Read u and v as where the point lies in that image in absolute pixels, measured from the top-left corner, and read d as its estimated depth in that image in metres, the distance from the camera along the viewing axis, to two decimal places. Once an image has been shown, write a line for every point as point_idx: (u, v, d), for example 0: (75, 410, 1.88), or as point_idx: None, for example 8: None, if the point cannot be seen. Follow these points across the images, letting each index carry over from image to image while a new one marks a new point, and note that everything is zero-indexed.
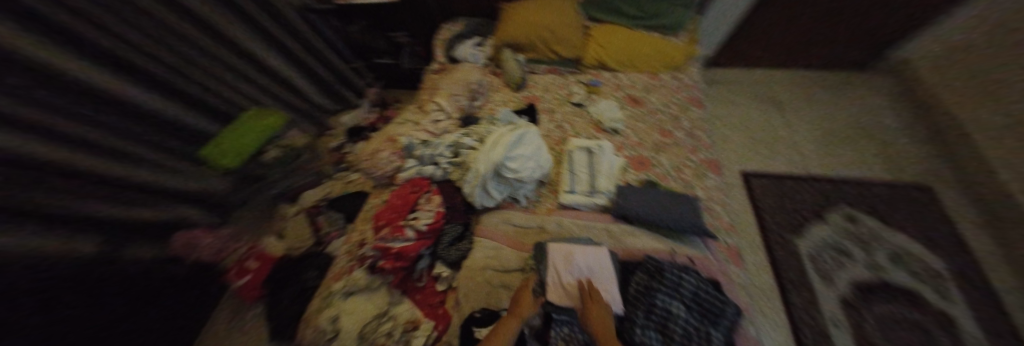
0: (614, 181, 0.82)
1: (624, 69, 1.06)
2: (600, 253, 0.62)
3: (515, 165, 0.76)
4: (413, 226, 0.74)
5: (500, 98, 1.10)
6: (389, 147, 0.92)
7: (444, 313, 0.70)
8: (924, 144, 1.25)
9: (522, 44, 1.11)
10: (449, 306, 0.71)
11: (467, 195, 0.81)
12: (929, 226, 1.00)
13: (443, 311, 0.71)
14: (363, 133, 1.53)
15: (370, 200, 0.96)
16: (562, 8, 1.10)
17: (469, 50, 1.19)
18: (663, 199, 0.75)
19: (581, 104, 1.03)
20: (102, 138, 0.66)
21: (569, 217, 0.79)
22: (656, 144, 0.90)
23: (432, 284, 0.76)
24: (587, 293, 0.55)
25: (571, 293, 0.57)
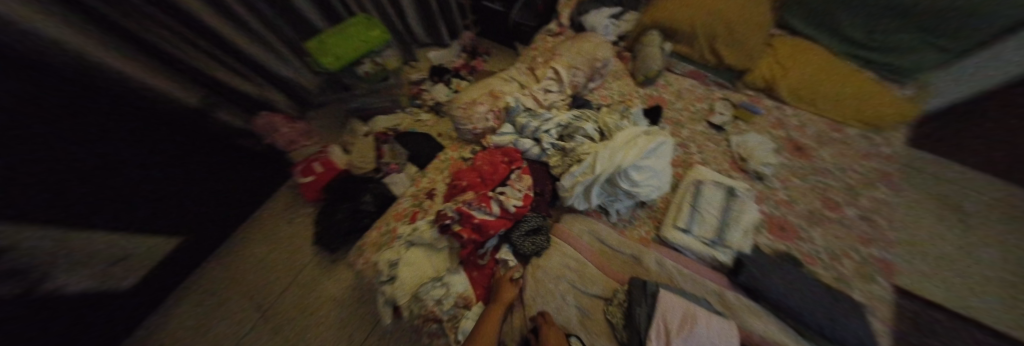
0: (748, 240, 0.64)
1: (795, 104, 0.83)
2: (725, 334, 0.47)
3: (638, 177, 0.61)
4: (500, 200, 0.63)
5: (620, 88, 0.92)
6: (489, 102, 0.82)
7: (494, 305, 0.59)
8: None
9: (675, 31, 0.91)
10: (506, 296, 0.61)
11: (562, 188, 0.69)
12: None
13: (496, 302, 0.59)
14: (445, 76, 1.45)
15: (447, 151, 0.90)
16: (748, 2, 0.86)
17: (603, 20, 1.00)
18: (821, 293, 0.56)
19: (720, 129, 0.83)
20: None
21: (672, 259, 0.64)
22: (814, 215, 0.69)
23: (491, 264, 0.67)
24: (541, 326, 0.54)
25: None
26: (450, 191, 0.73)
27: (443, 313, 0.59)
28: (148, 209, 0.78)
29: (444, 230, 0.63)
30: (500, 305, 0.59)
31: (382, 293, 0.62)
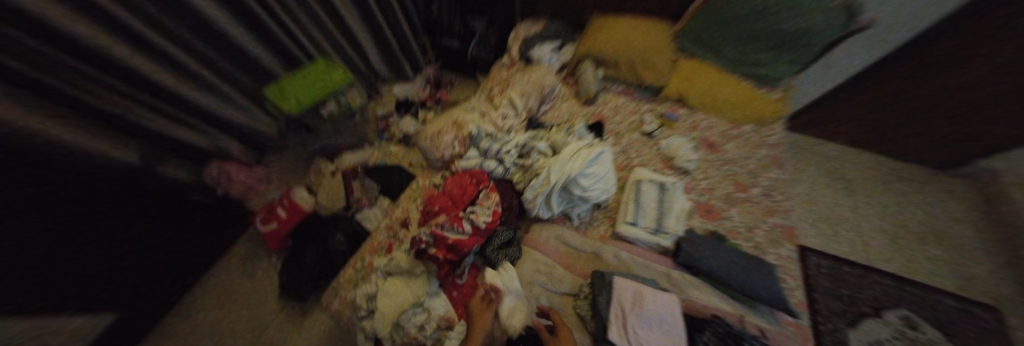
0: (682, 224, 0.77)
1: (703, 109, 1.03)
2: (666, 306, 0.56)
3: (587, 183, 0.73)
4: (470, 219, 0.69)
5: (568, 108, 1.07)
6: (454, 131, 0.90)
7: (473, 309, 0.63)
8: None
9: (606, 59, 1.09)
10: (478, 313, 0.62)
11: (526, 201, 0.77)
12: None
13: (475, 306, 0.63)
14: (411, 108, 1.51)
15: (418, 179, 0.95)
16: (659, 35, 1.08)
17: (547, 51, 1.16)
18: (739, 258, 0.71)
19: (651, 135, 0.99)
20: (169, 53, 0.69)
21: (626, 250, 0.73)
22: (729, 196, 0.86)
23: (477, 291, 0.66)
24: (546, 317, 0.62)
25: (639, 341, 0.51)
26: (423, 217, 0.76)
27: (426, 337, 0.61)
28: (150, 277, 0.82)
29: (421, 256, 0.66)
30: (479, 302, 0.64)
31: (362, 327, 0.64)
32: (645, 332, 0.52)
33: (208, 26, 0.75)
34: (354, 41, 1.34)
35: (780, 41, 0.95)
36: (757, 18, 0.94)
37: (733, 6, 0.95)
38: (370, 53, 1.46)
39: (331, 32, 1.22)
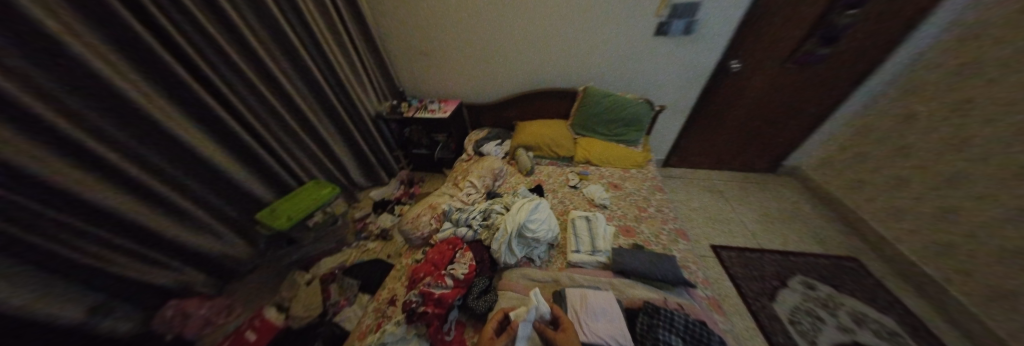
0: (610, 243, 1.05)
1: (603, 165, 1.53)
2: (603, 299, 0.77)
3: (534, 226, 1.00)
4: (451, 274, 0.87)
5: (514, 180, 1.46)
6: (430, 212, 1.16)
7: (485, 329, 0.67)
8: (843, 225, 1.56)
9: (532, 145, 1.62)
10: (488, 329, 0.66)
11: (494, 251, 0.99)
12: (878, 297, 1.19)
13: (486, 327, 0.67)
14: (388, 205, 1.75)
15: (401, 260, 1.10)
16: (558, 127, 1.69)
17: (492, 147, 1.66)
18: (650, 256, 0.96)
19: (576, 186, 1.39)
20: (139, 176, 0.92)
21: (579, 273, 0.94)
22: (636, 216, 1.20)
23: (493, 318, 0.71)
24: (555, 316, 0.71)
25: (590, 328, 0.70)
26: (410, 286, 0.90)
27: None
28: None
29: (411, 317, 0.77)
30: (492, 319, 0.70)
31: None
32: (591, 320, 0.72)
33: (201, 157, 1.07)
34: (339, 162, 1.70)
35: (628, 120, 1.60)
36: (606, 110, 1.60)
37: (592, 106, 1.62)
38: (352, 169, 1.81)
39: (320, 159, 1.57)
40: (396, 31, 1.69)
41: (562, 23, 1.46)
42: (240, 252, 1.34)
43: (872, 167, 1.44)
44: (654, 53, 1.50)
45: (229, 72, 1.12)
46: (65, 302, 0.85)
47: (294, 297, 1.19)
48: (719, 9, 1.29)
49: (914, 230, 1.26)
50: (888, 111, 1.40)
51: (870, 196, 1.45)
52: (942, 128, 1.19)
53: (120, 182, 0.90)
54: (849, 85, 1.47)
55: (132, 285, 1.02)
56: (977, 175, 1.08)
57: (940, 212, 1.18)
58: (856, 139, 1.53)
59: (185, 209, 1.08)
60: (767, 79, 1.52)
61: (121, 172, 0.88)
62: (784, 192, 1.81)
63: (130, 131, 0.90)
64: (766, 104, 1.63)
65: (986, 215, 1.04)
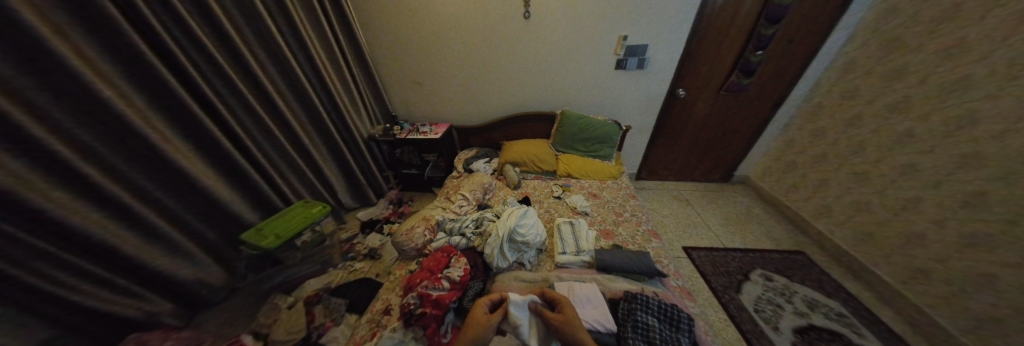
0: (592, 245, 1.15)
1: (582, 177, 1.70)
2: (587, 291, 0.87)
3: (523, 231, 1.08)
4: (448, 277, 0.93)
5: (503, 193, 1.57)
6: (424, 224, 1.21)
7: (472, 316, 0.72)
8: (789, 223, 1.80)
9: (518, 162, 1.77)
10: (477, 316, 0.72)
11: (487, 256, 1.06)
12: (824, 284, 1.37)
13: (474, 313, 0.73)
14: (376, 225, 1.75)
15: (395, 272, 1.12)
16: (541, 145, 1.87)
17: (481, 164, 1.80)
18: (627, 253, 1.05)
19: (560, 197, 1.52)
20: (119, 195, 0.90)
21: (566, 272, 1.02)
22: (614, 221, 1.33)
23: (489, 297, 0.80)
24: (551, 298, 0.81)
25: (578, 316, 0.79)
26: (406, 293, 0.93)
27: None
28: None
29: (409, 319, 0.80)
30: (478, 309, 0.75)
31: None
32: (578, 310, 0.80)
33: (189, 176, 1.08)
34: (328, 183, 1.72)
35: (601, 139, 1.82)
36: (582, 130, 1.82)
37: (569, 127, 1.84)
38: (340, 189, 1.82)
39: (309, 179, 1.59)
40: (392, 63, 1.87)
41: (539, 58, 1.72)
42: (215, 278, 1.28)
43: (802, 173, 1.74)
44: (616, 82, 1.78)
45: (228, 96, 1.20)
46: (11, 337, 0.77)
47: (276, 321, 1.13)
48: (662, 50, 1.62)
49: (840, 223, 1.50)
50: (806, 127, 1.73)
51: (805, 197, 1.72)
52: (844, 139, 1.51)
53: (100, 201, 0.88)
54: (770, 108, 1.84)
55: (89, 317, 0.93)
56: (874, 173, 1.36)
57: (855, 207, 1.43)
58: (788, 151, 1.85)
59: (164, 230, 1.04)
60: (709, 102, 1.84)
61: (99, 190, 0.86)
62: (739, 198, 2.07)
63: (118, 148, 0.91)
64: (713, 124, 1.94)
65: (886, 206, 1.30)
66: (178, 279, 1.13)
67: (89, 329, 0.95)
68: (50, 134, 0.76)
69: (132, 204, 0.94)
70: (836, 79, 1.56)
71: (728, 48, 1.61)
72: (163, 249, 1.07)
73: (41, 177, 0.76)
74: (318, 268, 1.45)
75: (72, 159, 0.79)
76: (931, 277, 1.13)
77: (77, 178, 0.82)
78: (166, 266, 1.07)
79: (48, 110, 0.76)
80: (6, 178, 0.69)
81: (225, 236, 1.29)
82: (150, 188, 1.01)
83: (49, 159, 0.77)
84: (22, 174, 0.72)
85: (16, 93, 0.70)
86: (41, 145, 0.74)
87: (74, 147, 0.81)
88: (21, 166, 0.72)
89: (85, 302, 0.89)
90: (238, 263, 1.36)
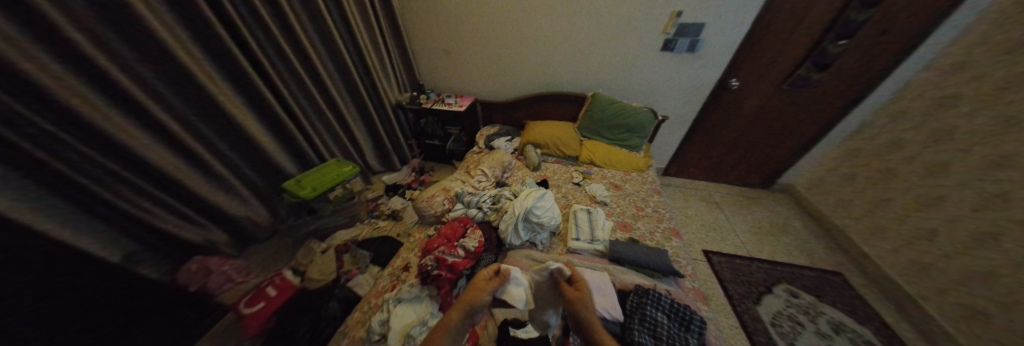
0: (607, 235, 1.13)
1: (605, 166, 1.64)
2: (597, 279, 0.87)
3: (539, 212, 1.08)
4: (463, 246, 0.97)
5: (521, 173, 1.57)
6: (443, 193, 1.26)
7: (475, 281, 0.77)
8: (830, 241, 1.63)
9: (540, 143, 1.73)
10: (478, 282, 0.76)
11: (501, 232, 1.08)
12: (857, 309, 1.26)
13: (476, 279, 0.78)
14: (398, 190, 1.85)
15: (414, 235, 1.19)
16: (565, 128, 1.80)
17: (502, 142, 1.79)
18: (643, 248, 1.02)
19: (579, 184, 1.49)
20: (182, 137, 1.03)
21: (577, 258, 1.03)
22: (634, 214, 1.29)
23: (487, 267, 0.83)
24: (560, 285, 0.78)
25: None
26: (423, 255, 0.99)
27: None
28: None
29: (426, 279, 0.86)
30: (480, 274, 0.79)
31: None
32: None
33: (239, 125, 1.19)
34: (358, 145, 1.81)
35: (631, 128, 1.71)
36: (611, 116, 1.72)
37: (599, 112, 1.74)
38: (368, 152, 1.92)
39: (341, 140, 1.68)
40: (422, 28, 1.82)
41: (577, 32, 1.57)
42: (262, 218, 1.45)
43: (858, 188, 1.53)
44: (659, 66, 1.61)
45: (270, 51, 1.25)
46: (106, 244, 0.94)
47: (312, 262, 1.29)
48: (720, 31, 1.41)
49: (893, 249, 1.34)
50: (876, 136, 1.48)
51: (856, 216, 1.53)
52: (923, 156, 1.28)
53: (166, 141, 1.01)
54: (841, 111, 1.58)
55: (163, 237, 1.11)
56: (952, 200, 1.16)
57: (916, 234, 1.26)
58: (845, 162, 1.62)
59: (217, 170, 1.17)
60: (763, 97, 1.62)
61: (165, 129, 0.98)
62: (777, 208, 1.90)
63: (181, 94, 1.01)
64: (764, 123, 1.73)
65: (956, 237, 1.13)
66: (233, 215, 1.30)
67: (164, 248, 1.13)
68: (123, 75, 0.84)
69: (193, 146, 1.06)
70: (932, 83, 1.27)
71: (802, 35, 1.35)
72: (220, 188, 1.23)
73: (117, 112, 0.86)
74: (347, 222, 1.59)
75: (141, 99, 0.89)
76: (987, 322, 1.00)
77: (147, 116, 0.93)
78: (222, 203, 1.24)
79: (119, 51, 0.83)
80: (94, 113, 0.79)
81: (269, 183, 1.45)
82: (206, 134, 1.12)
83: (122, 96, 0.86)
84: (104, 108, 0.82)
85: (96, 36, 0.78)
86: (115, 84, 0.83)
87: (143, 88, 0.90)
88: (102, 102, 0.82)
89: (160, 225, 1.06)
90: (280, 208, 1.53)
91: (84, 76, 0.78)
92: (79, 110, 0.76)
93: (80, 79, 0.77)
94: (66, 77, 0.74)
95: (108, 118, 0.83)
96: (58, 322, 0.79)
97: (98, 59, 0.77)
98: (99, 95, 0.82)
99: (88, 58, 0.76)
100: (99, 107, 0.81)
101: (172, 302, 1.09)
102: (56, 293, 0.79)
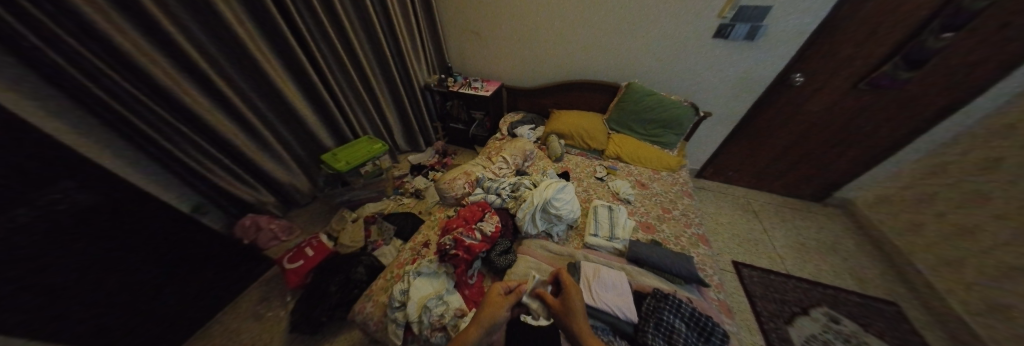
0: (627, 234, 1.08)
1: (632, 162, 1.55)
2: (613, 276, 0.85)
3: (559, 204, 1.06)
4: (480, 230, 0.99)
5: (542, 163, 1.54)
6: (464, 177, 1.29)
7: (488, 301, 0.71)
8: (889, 267, 1.43)
9: (565, 134, 1.68)
10: (494, 298, 0.72)
11: (518, 220, 1.09)
12: (909, 345, 1.12)
13: (490, 300, 0.72)
14: (422, 170, 1.92)
15: (435, 213, 1.25)
16: (593, 120, 1.72)
17: (526, 130, 1.76)
18: (667, 252, 0.97)
19: (602, 179, 1.43)
20: (238, 107, 1.15)
21: (593, 254, 1.00)
22: (659, 216, 1.21)
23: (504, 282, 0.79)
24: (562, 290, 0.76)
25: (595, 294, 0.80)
26: (442, 234, 1.03)
27: (447, 323, 0.74)
28: (203, 272, 1.15)
29: (444, 257, 0.91)
30: (495, 292, 0.74)
31: (395, 316, 0.77)
32: (602, 292, 0.80)
33: (285, 99, 1.30)
34: (387, 124, 1.89)
35: (665, 123, 1.59)
36: (644, 110, 1.60)
37: (631, 104, 1.63)
38: (397, 132, 2.01)
39: (373, 118, 1.77)
40: (454, 8, 1.79)
41: (618, 14, 1.45)
42: (303, 186, 1.60)
43: (936, 212, 1.30)
44: (708, 55, 1.44)
45: (313, 30, 1.31)
46: (177, 195, 1.11)
47: (344, 230, 1.41)
48: (790, 16, 1.22)
49: (970, 286, 1.13)
50: (974, 152, 1.21)
51: (928, 242, 1.31)
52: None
53: (225, 110, 1.14)
54: (936, 119, 1.30)
55: (224, 195, 1.27)
56: None
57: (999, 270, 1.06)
58: (923, 180, 1.37)
59: (265, 138, 1.30)
60: (831, 97, 1.40)
61: (225, 99, 1.10)
62: (828, 224, 1.69)
63: (238, 67, 1.13)
64: (829, 126, 1.51)
65: None
66: (279, 181, 1.46)
67: (226, 204, 1.31)
68: (191, 47, 0.95)
69: (246, 115, 1.19)
70: None
71: (901, 22, 1.11)
72: (268, 155, 1.37)
73: (185, 80, 0.98)
74: (375, 195, 1.70)
75: (205, 70, 1.00)
76: None
77: (211, 86, 1.05)
78: (270, 169, 1.38)
79: (183, 21, 0.92)
80: (167, 81, 0.92)
81: (310, 154, 1.58)
82: (256, 106, 1.24)
83: (188, 65, 0.98)
84: (170, 72, 0.94)
85: (165, 8, 0.87)
86: (180, 51, 0.94)
87: (205, 58, 1.02)
88: (172, 70, 0.94)
89: (221, 183, 1.22)
90: (318, 178, 1.68)
91: (155, 42, 0.89)
92: (151, 73, 0.88)
93: (151, 45, 0.88)
94: (139, 40, 0.84)
95: (172, 80, 0.95)
96: (144, 261, 0.96)
97: (167, 28, 0.86)
98: (171, 64, 0.94)
99: (158, 25, 0.85)
100: (168, 72, 0.92)
101: (235, 251, 1.27)
102: (143, 237, 0.95)
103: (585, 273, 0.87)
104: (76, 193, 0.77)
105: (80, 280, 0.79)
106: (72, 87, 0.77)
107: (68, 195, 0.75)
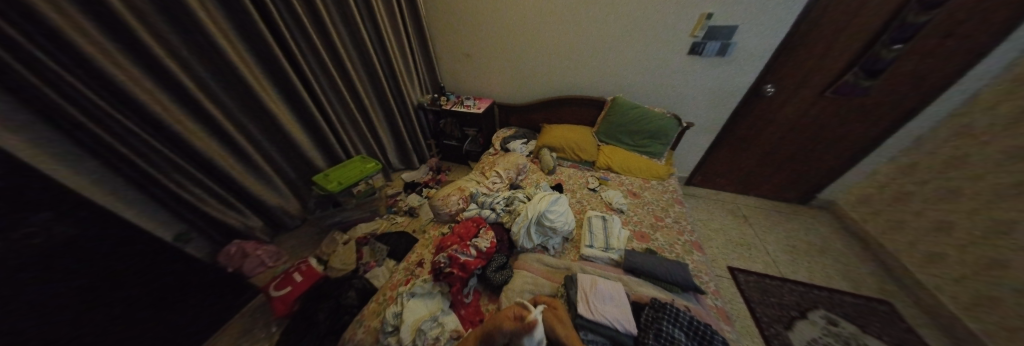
0: (622, 244, 1.09)
1: (623, 173, 1.59)
2: (609, 287, 0.84)
3: (553, 217, 1.07)
4: (475, 246, 0.98)
5: (536, 176, 1.57)
6: (458, 193, 1.29)
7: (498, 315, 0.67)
8: (878, 266, 1.46)
9: (556, 147, 1.72)
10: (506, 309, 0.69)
11: (513, 234, 1.08)
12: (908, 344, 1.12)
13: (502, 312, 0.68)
14: (417, 188, 1.92)
15: (429, 231, 1.23)
16: (583, 133, 1.78)
17: (518, 145, 1.80)
18: (661, 260, 0.98)
19: (595, 189, 1.46)
20: (229, 131, 1.15)
21: (590, 266, 1.00)
22: (653, 224, 1.23)
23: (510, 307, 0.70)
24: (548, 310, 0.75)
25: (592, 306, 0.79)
26: (437, 252, 1.02)
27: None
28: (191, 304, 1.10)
29: (439, 275, 0.89)
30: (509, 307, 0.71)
31: (387, 341, 0.73)
32: (600, 304, 0.79)
33: (277, 122, 1.31)
34: (381, 143, 1.90)
35: (652, 134, 1.65)
36: (631, 122, 1.67)
37: (618, 117, 1.70)
38: (390, 151, 2.02)
39: (366, 138, 1.78)
40: (446, 32, 1.88)
41: (600, 35, 1.55)
42: (293, 209, 1.57)
43: (912, 209, 1.36)
44: (685, 70, 1.54)
45: (309, 55, 1.36)
46: (159, 223, 1.08)
47: (335, 252, 1.37)
48: (754, 34, 1.33)
49: (955, 280, 1.17)
50: (937, 151, 1.30)
51: (909, 239, 1.36)
52: (990, 174, 1.11)
53: (215, 134, 1.14)
54: (898, 122, 1.40)
55: (209, 221, 1.24)
56: None
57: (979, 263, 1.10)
58: (896, 180, 1.45)
59: (255, 161, 1.29)
60: (801, 105, 1.50)
61: (216, 123, 1.11)
62: (815, 225, 1.73)
63: (231, 93, 1.15)
64: (803, 132, 1.60)
65: None
66: (268, 204, 1.42)
67: (210, 231, 1.26)
68: (184, 75, 0.97)
69: (236, 139, 1.19)
70: (1007, 90, 1.10)
71: (851, 37, 1.23)
72: (258, 178, 1.35)
73: (176, 107, 0.99)
74: (368, 215, 1.67)
75: (197, 96, 1.01)
76: None
77: (203, 112, 1.07)
78: (259, 193, 1.36)
79: (176, 47, 0.95)
80: (158, 108, 0.92)
81: (301, 176, 1.57)
82: (248, 130, 1.25)
83: (181, 92, 0.99)
84: (157, 95, 0.94)
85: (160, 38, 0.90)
86: (173, 79, 0.96)
87: (199, 85, 1.04)
88: (163, 97, 0.95)
89: (207, 210, 1.19)
90: (308, 200, 1.65)
91: (142, 67, 0.90)
92: (138, 97, 0.88)
93: (140, 70, 0.89)
94: (126, 65, 0.85)
95: (160, 104, 0.95)
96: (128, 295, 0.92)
97: (158, 53, 0.88)
98: (161, 91, 0.95)
99: (149, 52, 0.87)
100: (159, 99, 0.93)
101: (222, 280, 1.22)
102: (128, 269, 0.92)
103: (582, 284, 0.87)
104: (52, 224, 0.74)
105: (63, 316, 0.75)
106: (58, 116, 0.77)
107: (45, 227, 0.72)
